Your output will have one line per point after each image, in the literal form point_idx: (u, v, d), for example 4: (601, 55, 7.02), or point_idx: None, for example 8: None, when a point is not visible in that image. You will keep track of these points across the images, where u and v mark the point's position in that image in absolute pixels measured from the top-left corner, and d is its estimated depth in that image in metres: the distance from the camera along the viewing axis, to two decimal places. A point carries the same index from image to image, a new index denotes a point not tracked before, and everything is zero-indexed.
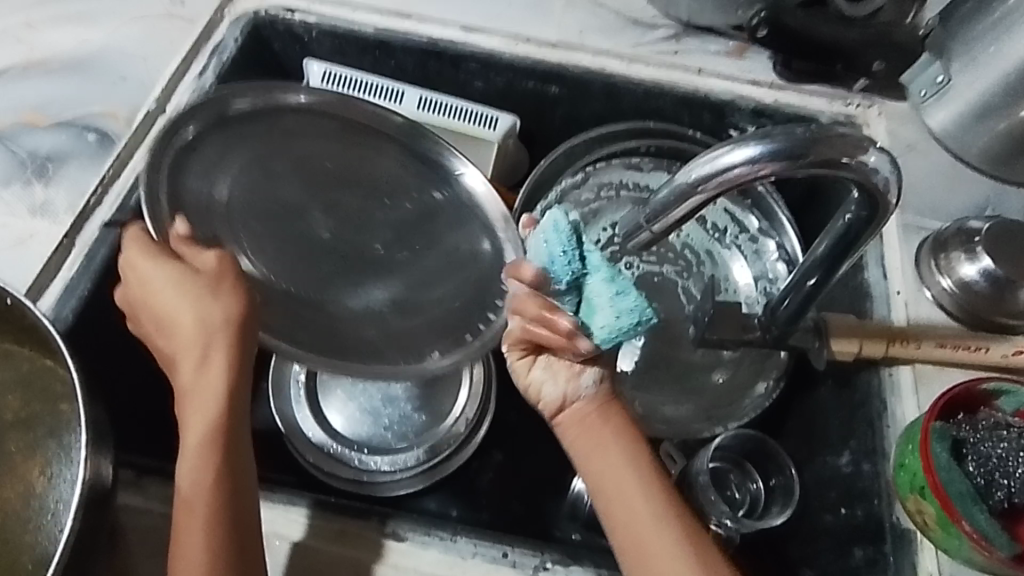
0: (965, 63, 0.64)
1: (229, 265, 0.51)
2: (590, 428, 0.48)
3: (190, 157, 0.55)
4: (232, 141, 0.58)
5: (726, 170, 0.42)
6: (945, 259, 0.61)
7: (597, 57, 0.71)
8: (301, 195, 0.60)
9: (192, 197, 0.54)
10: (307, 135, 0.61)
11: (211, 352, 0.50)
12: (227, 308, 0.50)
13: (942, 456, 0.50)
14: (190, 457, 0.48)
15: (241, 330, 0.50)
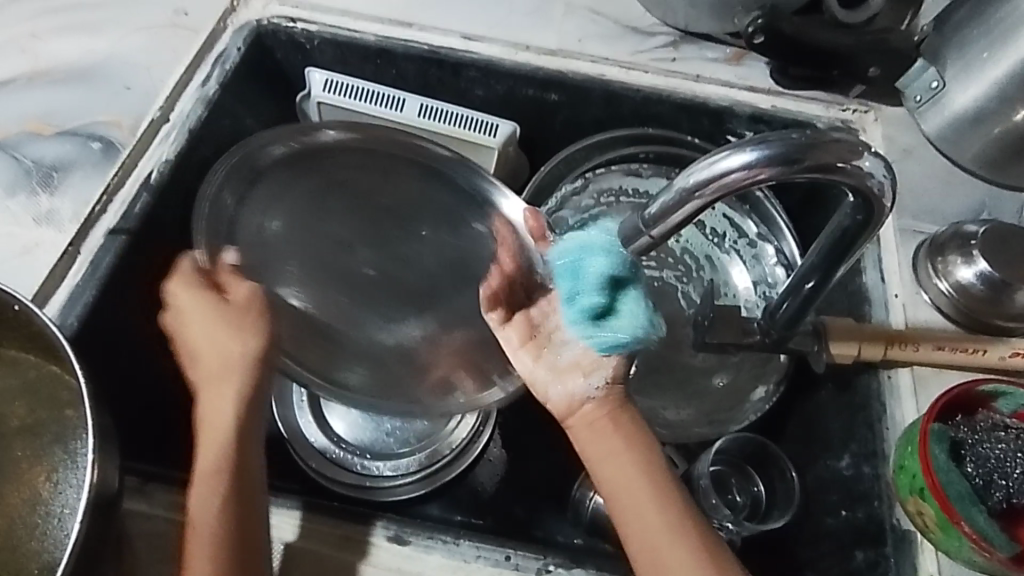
0: (959, 69, 0.65)
1: (257, 299, 0.55)
2: (600, 428, 0.48)
3: (249, 202, 0.61)
4: (285, 182, 0.63)
5: (724, 175, 0.42)
6: (942, 263, 0.61)
7: (596, 64, 0.71)
8: (340, 224, 0.66)
9: (250, 237, 0.61)
10: (340, 169, 0.64)
11: (227, 384, 0.53)
12: (247, 343, 0.54)
13: (941, 458, 0.50)
14: (203, 479, 0.50)
15: (258, 364, 0.54)
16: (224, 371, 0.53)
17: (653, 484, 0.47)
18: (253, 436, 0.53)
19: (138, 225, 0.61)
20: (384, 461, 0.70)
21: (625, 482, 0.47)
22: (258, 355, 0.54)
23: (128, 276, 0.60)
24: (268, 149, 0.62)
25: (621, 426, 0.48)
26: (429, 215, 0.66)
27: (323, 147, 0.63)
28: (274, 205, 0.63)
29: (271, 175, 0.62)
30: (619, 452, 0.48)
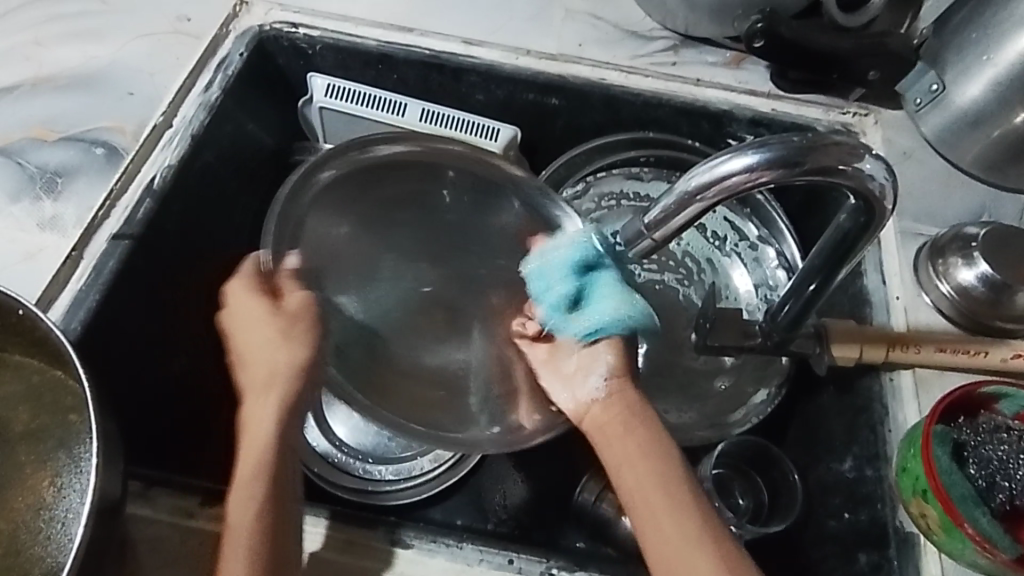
0: (959, 72, 0.65)
1: (309, 310, 0.53)
2: (610, 420, 0.49)
3: (311, 202, 0.58)
4: (346, 190, 0.59)
5: (725, 178, 0.43)
6: (943, 265, 0.62)
7: (597, 69, 0.72)
8: (379, 236, 0.61)
9: (313, 238, 0.57)
10: (394, 187, 0.61)
11: (271, 392, 0.51)
12: (297, 353, 0.51)
13: (943, 460, 0.50)
14: (244, 483, 0.47)
15: (306, 377, 0.51)
16: (270, 377, 0.51)
17: (663, 473, 0.46)
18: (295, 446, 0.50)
19: (140, 231, 0.61)
20: (385, 466, 0.70)
21: (635, 471, 0.47)
22: (308, 365, 0.51)
23: (130, 281, 0.60)
24: (335, 167, 0.58)
25: (632, 417, 0.49)
26: (483, 233, 0.63)
27: (382, 163, 0.60)
28: (335, 211, 0.59)
29: (334, 193, 0.59)
30: (628, 441, 0.48)
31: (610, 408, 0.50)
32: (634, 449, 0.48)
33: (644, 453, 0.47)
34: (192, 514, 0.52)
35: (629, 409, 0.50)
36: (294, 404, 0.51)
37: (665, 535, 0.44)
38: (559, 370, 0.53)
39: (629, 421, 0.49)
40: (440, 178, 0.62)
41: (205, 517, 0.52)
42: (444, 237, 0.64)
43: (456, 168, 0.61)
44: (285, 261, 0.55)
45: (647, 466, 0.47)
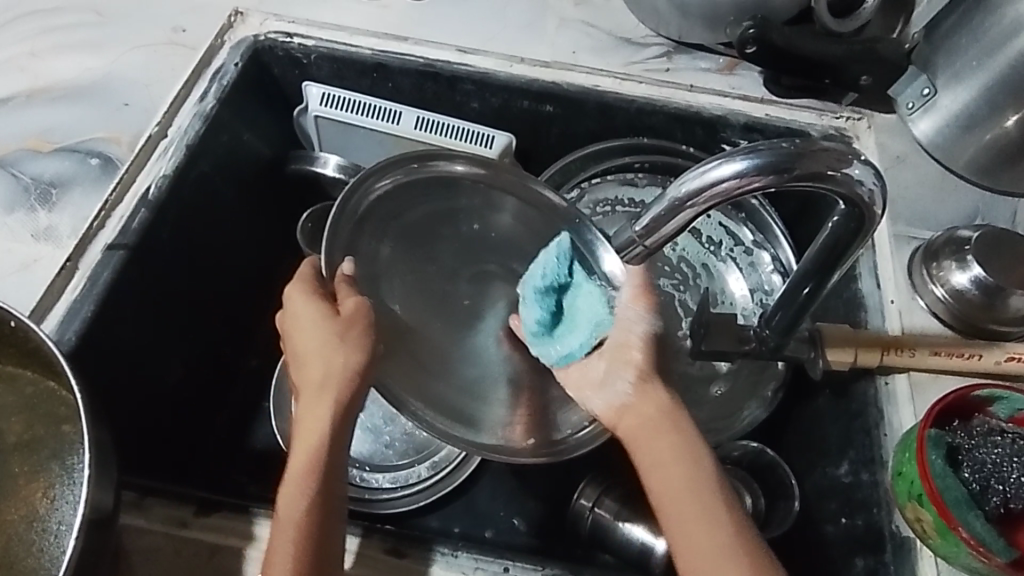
0: (950, 77, 0.65)
1: (363, 315, 0.49)
2: (643, 418, 0.46)
3: (366, 202, 0.54)
4: (402, 196, 0.56)
5: (716, 184, 0.42)
6: (937, 268, 0.62)
7: (590, 76, 0.72)
8: (423, 256, 0.57)
9: (360, 245, 0.54)
10: (450, 201, 0.58)
11: (326, 396, 0.48)
12: (353, 359, 0.48)
13: (937, 464, 0.50)
14: (293, 480, 0.46)
15: (360, 385, 0.48)
16: (325, 380, 0.48)
17: (698, 473, 0.44)
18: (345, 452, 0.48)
19: (135, 241, 0.61)
20: (382, 474, 0.70)
21: (670, 472, 0.44)
22: (363, 373, 0.48)
23: (124, 291, 0.60)
24: (399, 176, 0.56)
25: (666, 415, 0.46)
26: (530, 249, 0.59)
27: (443, 176, 0.58)
28: (389, 219, 0.56)
29: (391, 204, 0.56)
30: (662, 439, 0.45)
31: (644, 404, 0.47)
32: (667, 448, 0.45)
33: (678, 453, 0.44)
34: (186, 524, 0.52)
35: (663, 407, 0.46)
36: (347, 410, 0.48)
37: (700, 540, 0.42)
38: (585, 377, 0.50)
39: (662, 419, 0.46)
40: (500, 192, 0.59)
41: (199, 528, 0.52)
42: None
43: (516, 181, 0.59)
44: (341, 265, 0.51)
45: (680, 466, 0.44)
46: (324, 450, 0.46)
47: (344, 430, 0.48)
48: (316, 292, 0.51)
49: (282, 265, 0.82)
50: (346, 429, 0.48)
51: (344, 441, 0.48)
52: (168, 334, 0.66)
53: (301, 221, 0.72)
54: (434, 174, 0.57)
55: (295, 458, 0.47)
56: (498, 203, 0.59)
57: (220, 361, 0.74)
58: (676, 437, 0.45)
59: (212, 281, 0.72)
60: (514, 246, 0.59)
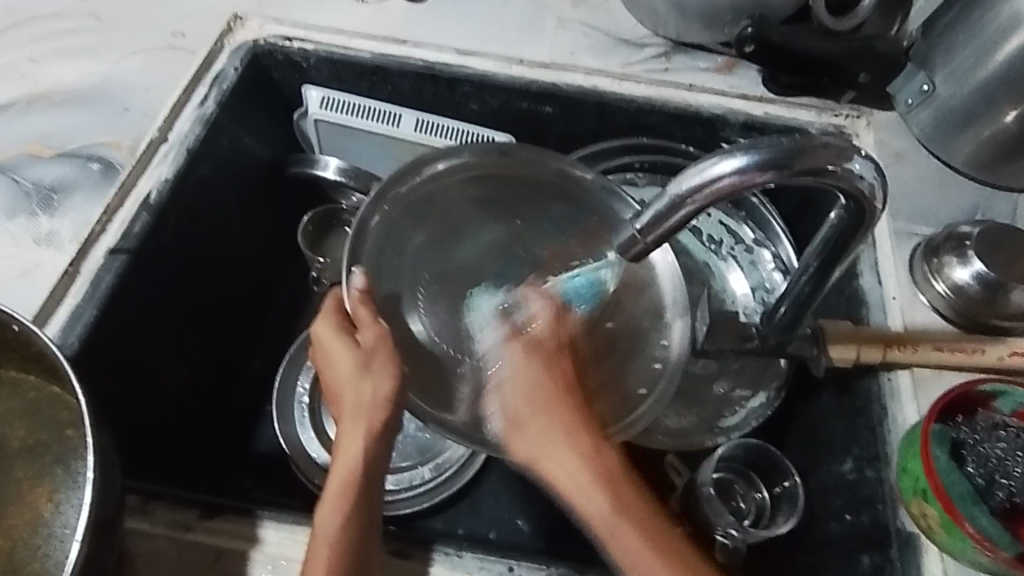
0: (950, 74, 0.65)
1: (383, 342, 0.51)
2: (572, 476, 0.45)
3: (375, 231, 0.55)
4: (413, 211, 0.57)
5: (716, 181, 0.42)
6: (937, 264, 0.62)
7: (589, 76, 0.72)
8: (446, 255, 0.59)
9: (375, 259, 0.54)
10: (476, 198, 0.59)
11: (359, 420, 0.49)
12: (382, 383, 0.49)
13: (942, 459, 0.50)
14: (328, 499, 0.47)
15: (392, 410, 0.49)
16: (357, 403, 0.49)
17: (641, 523, 0.43)
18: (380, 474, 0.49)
19: (137, 245, 0.61)
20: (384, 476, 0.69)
21: (611, 527, 0.43)
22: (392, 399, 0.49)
23: (126, 295, 0.60)
24: (421, 180, 0.58)
25: (593, 466, 0.45)
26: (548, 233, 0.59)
27: (444, 181, 0.58)
28: (406, 234, 0.57)
29: (416, 208, 0.58)
30: (593, 494, 0.44)
31: (565, 463, 0.45)
32: (605, 504, 0.44)
33: (615, 506, 0.44)
34: (190, 527, 0.52)
35: (591, 458, 0.45)
36: (380, 433, 0.49)
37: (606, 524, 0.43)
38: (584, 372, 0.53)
39: (590, 473, 0.45)
40: (524, 183, 0.59)
41: (203, 531, 0.52)
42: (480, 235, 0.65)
43: (538, 171, 0.59)
44: (352, 280, 0.52)
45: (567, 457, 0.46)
46: (359, 471, 0.47)
47: (379, 454, 0.49)
48: (342, 319, 0.53)
49: (283, 270, 0.82)
50: (380, 453, 0.49)
51: (379, 465, 0.49)
52: (169, 339, 0.66)
53: (303, 224, 0.75)
54: (445, 180, 0.58)
55: (331, 478, 0.48)
56: (523, 198, 0.60)
57: (222, 366, 0.74)
58: (594, 458, 0.46)
59: (214, 286, 0.72)
60: (521, 245, 0.60)
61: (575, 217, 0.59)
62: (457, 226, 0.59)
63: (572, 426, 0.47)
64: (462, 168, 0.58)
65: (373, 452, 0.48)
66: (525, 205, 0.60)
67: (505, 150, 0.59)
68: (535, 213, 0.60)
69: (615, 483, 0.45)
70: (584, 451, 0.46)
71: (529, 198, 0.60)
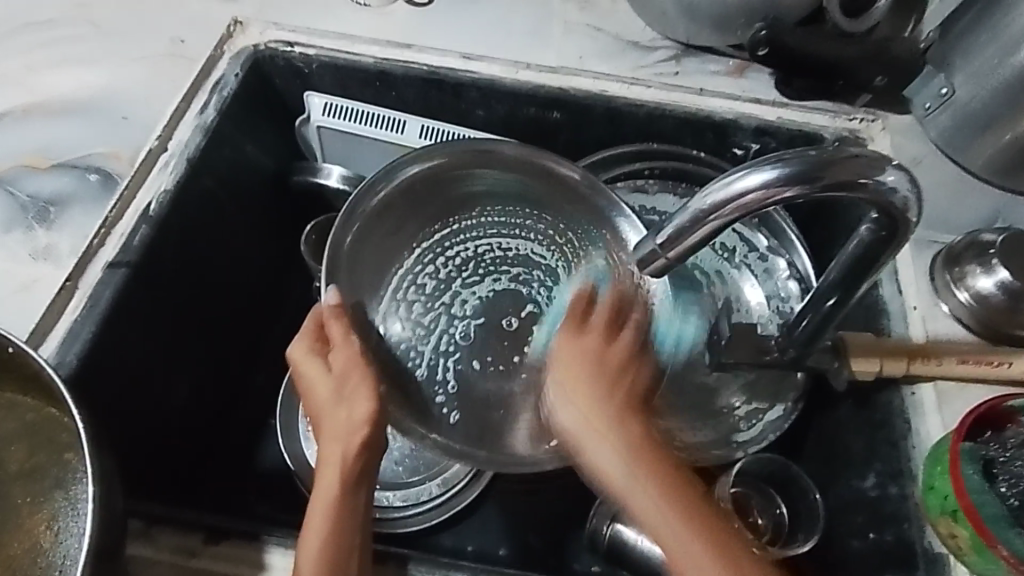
0: (968, 76, 0.63)
1: (356, 362, 0.50)
2: (606, 453, 0.44)
3: (358, 235, 0.57)
4: (397, 213, 0.59)
5: (742, 195, 0.41)
6: (959, 272, 0.60)
7: (598, 80, 0.71)
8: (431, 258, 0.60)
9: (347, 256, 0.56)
10: (450, 206, 0.61)
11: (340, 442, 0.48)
12: (360, 407, 0.49)
13: (974, 479, 0.49)
14: (314, 523, 0.47)
15: (372, 431, 0.49)
16: (337, 425, 0.49)
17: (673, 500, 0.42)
18: (367, 488, 0.49)
19: (137, 258, 0.59)
20: (392, 491, 0.67)
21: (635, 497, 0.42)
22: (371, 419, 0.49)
23: (126, 312, 0.58)
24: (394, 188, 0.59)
25: (638, 448, 0.44)
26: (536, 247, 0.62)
27: (426, 178, 0.60)
28: (388, 235, 0.59)
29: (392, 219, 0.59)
30: (639, 477, 0.42)
31: (601, 445, 0.44)
32: (653, 489, 0.42)
33: (644, 485, 0.42)
34: (194, 553, 0.51)
35: (637, 440, 0.44)
36: (360, 455, 0.48)
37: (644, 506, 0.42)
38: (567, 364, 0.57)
39: (628, 453, 0.43)
40: (509, 194, 0.62)
41: (207, 557, 0.50)
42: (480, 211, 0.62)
43: (520, 182, 0.62)
44: (325, 297, 0.52)
45: (608, 433, 0.44)
46: (342, 487, 0.48)
47: (362, 473, 0.49)
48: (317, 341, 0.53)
49: (288, 279, 0.81)
50: (362, 471, 0.48)
51: (363, 482, 0.49)
52: (171, 353, 0.64)
53: (305, 234, 0.72)
54: (422, 178, 0.60)
55: (317, 496, 0.48)
56: (507, 205, 0.62)
57: (225, 380, 0.73)
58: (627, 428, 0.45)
59: (217, 299, 0.70)
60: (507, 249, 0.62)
61: (556, 226, 0.62)
62: (438, 233, 0.61)
63: (620, 409, 0.45)
64: (445, 181, 0.61)
65: (354, 472, 0.48)
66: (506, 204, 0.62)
67: (481, 144, 0.60)
68: (520, 220, 0.63)
69: (650, 461, 0.43)
70: (626, 428, 0.45)
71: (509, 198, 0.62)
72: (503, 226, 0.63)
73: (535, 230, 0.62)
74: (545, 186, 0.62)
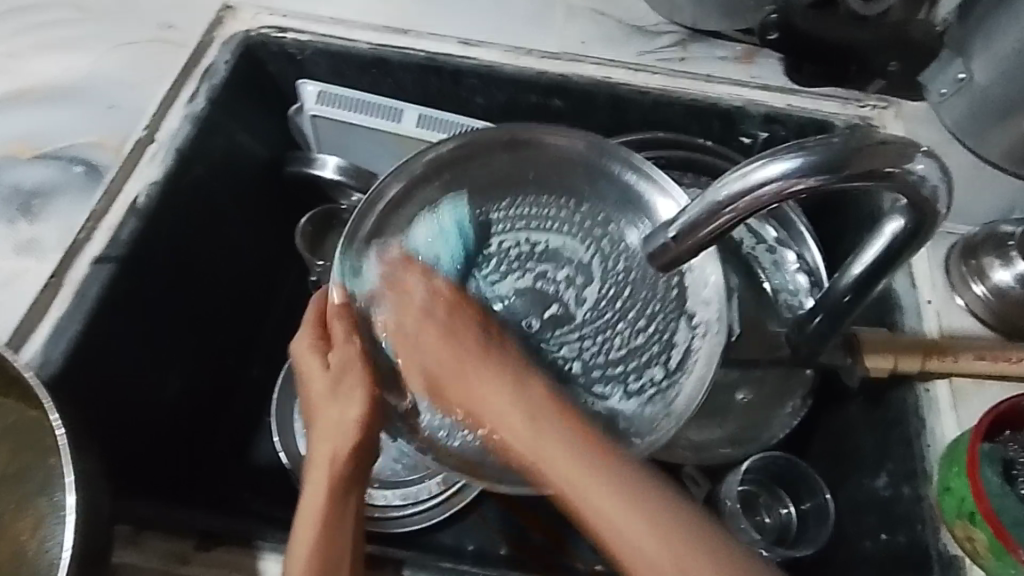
0: (986, 61, 0.60)
1: (357, 362, 0.48)
2: (501, 419, 0.42)
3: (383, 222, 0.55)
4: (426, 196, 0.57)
5: (761, 185, 0.39)
6: (976, 265, 0.58)
7: (601, 67, 0.68)
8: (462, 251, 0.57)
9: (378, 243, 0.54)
10: (482, 191, 0.59)
11: (337, 442, 0.47)
12: (355, 407, 0.47)
13: (994, 481, 0.47)
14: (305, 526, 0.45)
15: (366, 435, 0.47)
16: (331, 425, 0.47)
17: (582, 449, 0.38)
18: (360, 497, 0.47)
19: (125, 253, 0.57)
20: (390, 490, 0.66)
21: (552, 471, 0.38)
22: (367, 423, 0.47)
23: (114, 308, 0.56)
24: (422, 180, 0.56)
25: (518, 395, 0.43)
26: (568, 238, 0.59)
27: (452, 160, 0.57)
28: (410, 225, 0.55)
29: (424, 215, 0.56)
30: (547, 438, 0.40)
31: (495, 413, 0.43)
32: (555, 436, 0.40)
33: (541, 449, 0.39)
34: (185, 559, 0.49)
35: (515, 390, 0.43)
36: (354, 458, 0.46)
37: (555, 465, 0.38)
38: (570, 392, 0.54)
39: (517, 415, 0.42)
40: (540, 184, 0.59)
41: (199, 563, 0.49)
42: (516, 195, 0.59)
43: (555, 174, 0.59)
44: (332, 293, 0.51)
45: (497, 404, 0.43)
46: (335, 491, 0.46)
47: (354, 480, 0.46)
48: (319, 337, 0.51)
49: (283, 273, 0.79)
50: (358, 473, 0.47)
51: (355, 490, 0.46)
52: (163, 349, 0.63)
53: (301, 225, 0.71)
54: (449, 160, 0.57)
55: (306, 500, 0.46)
56: (539, 195, 0.59)
57: (219, 376, 0.71)
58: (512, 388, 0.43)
59: (210, 294, 0.68)
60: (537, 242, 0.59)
61: (594, 216, 0.59)
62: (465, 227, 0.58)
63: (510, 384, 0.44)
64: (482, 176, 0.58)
65: (346, 476, 0.46)
66: (542, 194, 0.59)
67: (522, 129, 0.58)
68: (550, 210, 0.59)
69: (538, 413, 0.41)
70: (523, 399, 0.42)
71: (544, 188, 0.59)
72: (532, 220, 0.59)
73: (567, 223, 0.59)
74: (587, 172, 0.59)
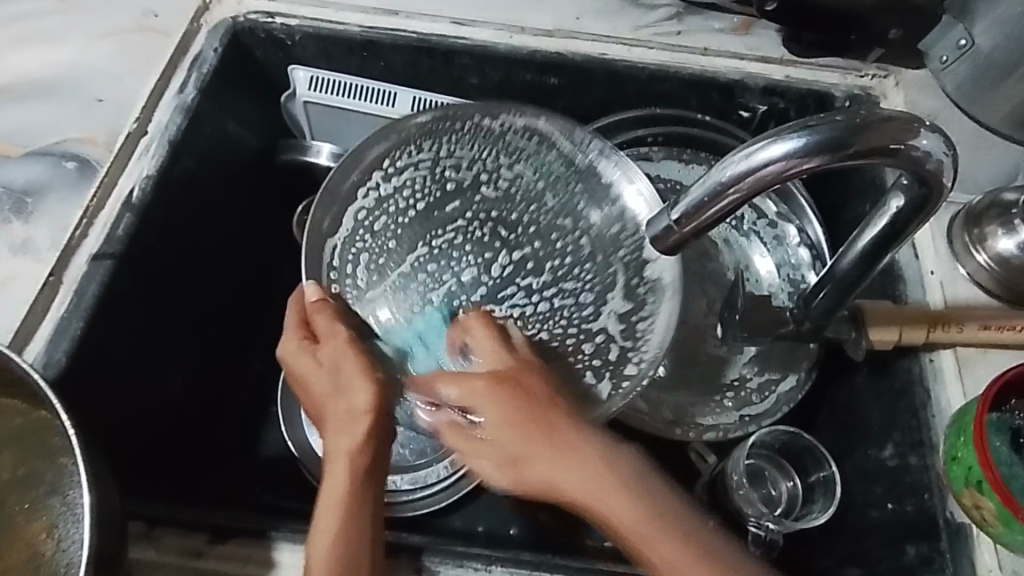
0: (992, 24, 0.58)
1: (354, 352, 0.48)
2: (570, 482, 0.42)
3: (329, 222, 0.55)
4: (371, 204, 0.57)
5: (765, 166, 0.39)
6: (979, 234, 0.57)
7: (596, 43, 0.67)
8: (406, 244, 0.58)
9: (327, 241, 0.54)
10: (422, 179, 0.58)
11: (347, 432, 0.46)
12: (361, 393, 0.46)
13: (1001, 450, 0.49)
14: (325, 519, 0.44)
15: (375, 417, 0.46)
16: (337, 415, 0.47)
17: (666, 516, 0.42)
18: (379, 482, 0.46)
19: (122, 249, 0.56)
20: (399, 475, 0.66)
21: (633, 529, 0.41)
22: (372, 407, 0.46)
23: (113, 305, 0.56)
24: (370, 167, 0.56)
25: (581, 464, 0.42)
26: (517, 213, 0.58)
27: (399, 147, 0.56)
28: (363, 228, 0.57)
29: (371, 197, 0.57)
30: (592, 496, 0.42)
31: (566, 476, 0.42)
32: (631, 509, 0.42)
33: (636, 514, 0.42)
34: (199, 553, 0.49)
35: (579, 462, 0.43)
36: (367, 441, 0.46)
37: (633, 521, 0.41)
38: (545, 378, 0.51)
39: (601, 479, 0.42)
40: (489, 144, 0.57)
41: (214, 556, 0.49)
42: (463, 175, 0.58)
43: (501, 130, 0.56)
44: (308, 291, 0.50)
45: (569, 468, 0.42)
46: (354, 478, 0.45)
47: (370, 465, 0.46)
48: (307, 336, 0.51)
49: (280, 262, 0.78)
50: (375, 459, 0.46)
51: (372, 475, 0.46)
52: (164, 345, 0.62)
53: (298, 213, 0.70)
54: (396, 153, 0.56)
55: (325, 488, 0.45)
56: (492, 164, 0.58)
57: (220, 367, 0.70)
58: (581, 454, 0.43)
59: (209, 290, 0.68)
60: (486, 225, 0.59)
61: (549, 189, 0.57)
62: (417, 207, 0.58)
63: (568, 442, 0.43)
64: (424, 150, 0.57)
65: (361, 465, 0.45)
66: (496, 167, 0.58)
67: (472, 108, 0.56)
68: (506, 172, 0.58)
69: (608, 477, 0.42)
70: (570, 446, 0.43)
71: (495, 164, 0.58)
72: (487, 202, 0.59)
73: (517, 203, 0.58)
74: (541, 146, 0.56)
